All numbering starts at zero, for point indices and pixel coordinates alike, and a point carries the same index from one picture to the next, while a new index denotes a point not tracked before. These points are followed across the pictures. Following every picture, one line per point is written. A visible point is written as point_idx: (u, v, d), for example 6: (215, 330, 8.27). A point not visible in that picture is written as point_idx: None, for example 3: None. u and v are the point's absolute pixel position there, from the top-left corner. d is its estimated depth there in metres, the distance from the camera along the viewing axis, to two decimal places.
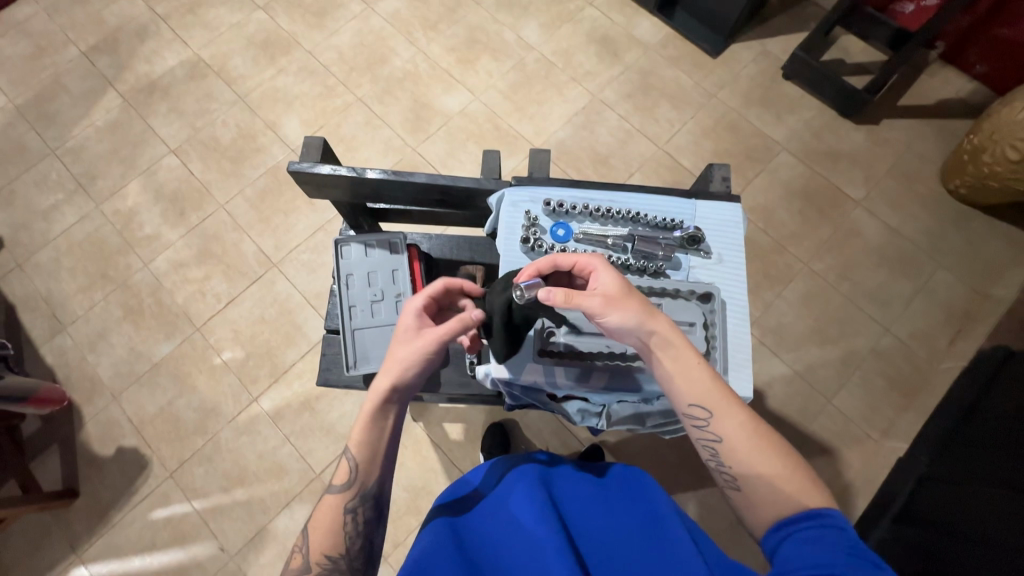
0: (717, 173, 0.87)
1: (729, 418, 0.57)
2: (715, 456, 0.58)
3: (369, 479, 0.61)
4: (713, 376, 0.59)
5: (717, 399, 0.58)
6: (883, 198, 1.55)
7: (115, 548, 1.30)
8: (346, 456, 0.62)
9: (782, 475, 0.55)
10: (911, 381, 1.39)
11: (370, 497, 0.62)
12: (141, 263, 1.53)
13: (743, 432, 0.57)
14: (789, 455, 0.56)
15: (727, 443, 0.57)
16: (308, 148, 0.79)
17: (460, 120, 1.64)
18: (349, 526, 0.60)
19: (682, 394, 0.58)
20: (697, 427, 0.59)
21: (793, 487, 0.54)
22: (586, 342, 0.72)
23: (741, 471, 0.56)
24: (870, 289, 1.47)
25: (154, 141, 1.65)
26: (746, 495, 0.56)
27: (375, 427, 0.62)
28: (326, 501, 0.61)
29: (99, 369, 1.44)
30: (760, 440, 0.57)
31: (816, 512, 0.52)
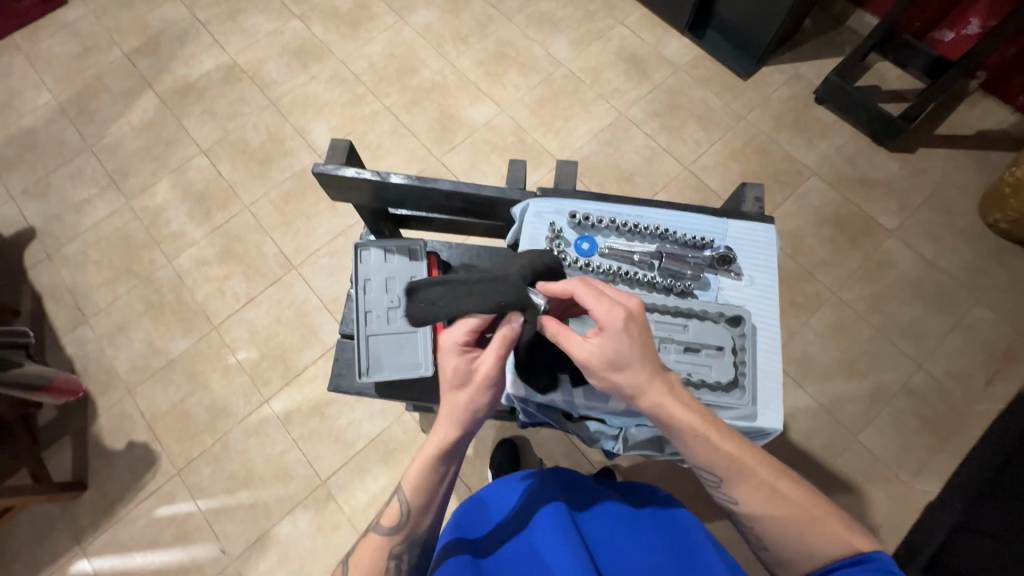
0: (751, 194, 0.84)
1: (742, 485, 0.59)
2: (734, 513, 0.61)
3: (419, 527, 0.64)
4: (725, 441, 0.59)
5: (734, 465, 0.58)
6: (918, 228, 1.50)
7: (118, 544, 1.30)
8: (397, 500, 0.65)
9: (813, 526, 0.57)
10: (945, 421, 1.32)
11: (416, 543, 0.65)
12: (165, 259, 1.56)
13: (758, 496, 0.58)
14: (819, 506, 0.58)
15: (744, 506, 0.59)
16: (334, 151, 0.79)
17: (485, 132, 1.64)
18: (392, 569, 0.64)
19: (687, 458, 0.60)
20: (713, 488, 0.61)
21: (827, 541, 0.56)
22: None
23: (765, 528, 0.58)
24: (902, 322, 1.41)
25: (186, 142, 1.68)
26: (774, 554, 0.59)
27: (433, 472, 0.64)
28: (373, 539, 0.65)
29: (117, 362, 1.45)
30: (783, 500, 0.58)
31: (859, 557, 0.54)
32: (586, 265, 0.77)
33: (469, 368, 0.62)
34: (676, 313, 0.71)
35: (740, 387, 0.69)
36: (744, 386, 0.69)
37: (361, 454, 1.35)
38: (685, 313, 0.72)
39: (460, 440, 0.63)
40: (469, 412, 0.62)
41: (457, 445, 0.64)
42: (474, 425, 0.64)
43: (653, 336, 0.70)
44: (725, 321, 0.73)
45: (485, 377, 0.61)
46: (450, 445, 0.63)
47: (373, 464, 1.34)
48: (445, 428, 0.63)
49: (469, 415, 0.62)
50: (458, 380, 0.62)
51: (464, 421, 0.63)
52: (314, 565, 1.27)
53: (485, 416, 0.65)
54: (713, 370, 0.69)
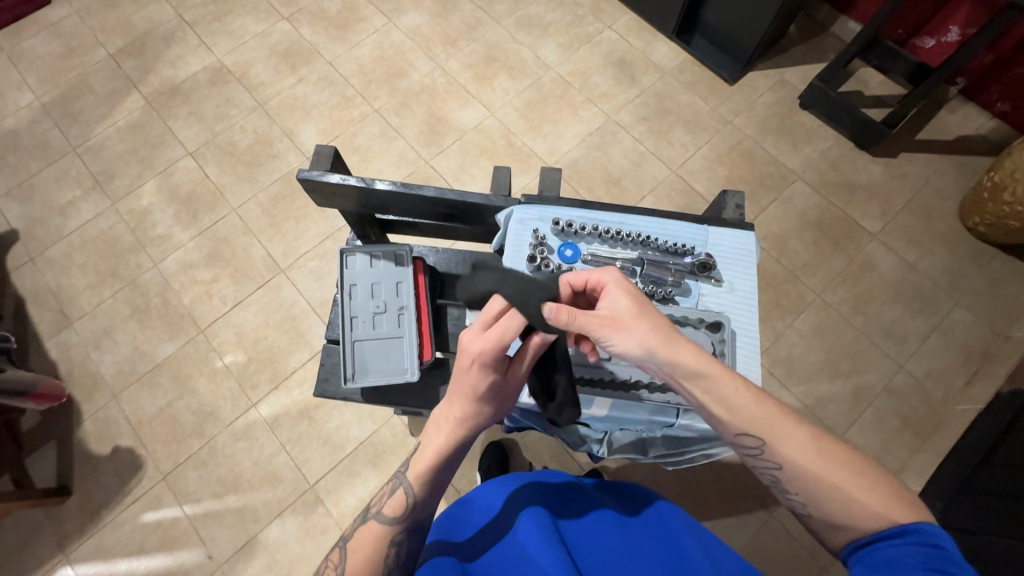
0: (730, 201, 0.86)
1: (785, 439, 0.56)
2: (777, 480, 0.58)
3: (421, 515, 0.64)
4: (757, 399, 0.57)
5: (774, 425, 0.56)
6: (900, 232, 1.53)
7: (103, 550, 1.28)
8: (403, 490, 0.63)
9: (858, 494, 0.54)
10: (925, 422, 1.34)
11: (417, 531, 0.64)
12: (151, 262, 1.54)
13: (802, 454, 0.56)
14: (862, 477, 0.55)
15: (790, 467, 0.56)
16: (319, 157, 0.79)
17: (474, 135, 1.65)
18: (391, 557, 0.63)
19: (730, 422, 0.57)
20: (754, 455, 0.58)
21: (869, 508, 0.53)
22: (589, 365, 0.72)
23: (810, 490, 0.56)
24: (884, 324, 1.44)
25: (172, 143, 1.67)
26: (820, 519, 0.56)
27: (443, 469, 0.63)
28: (374, 527, 0.63)
29: (102, 367, 1.44)
30: (827, 458, 0.55)
31: (902, 529, 0.52)
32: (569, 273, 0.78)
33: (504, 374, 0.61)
34: None
35: None
36: None
37: (349, 459, 1.35)
38: None
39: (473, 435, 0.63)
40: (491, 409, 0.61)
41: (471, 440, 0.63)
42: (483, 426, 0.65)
43: None
44: (705, 327, 0.74)
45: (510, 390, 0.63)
46: (465, 437, 0.62)
47: (362, 468, 1.34)
48: (466, 428, 0.62)
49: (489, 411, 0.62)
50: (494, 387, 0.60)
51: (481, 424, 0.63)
52: (302, 569, 1.26)
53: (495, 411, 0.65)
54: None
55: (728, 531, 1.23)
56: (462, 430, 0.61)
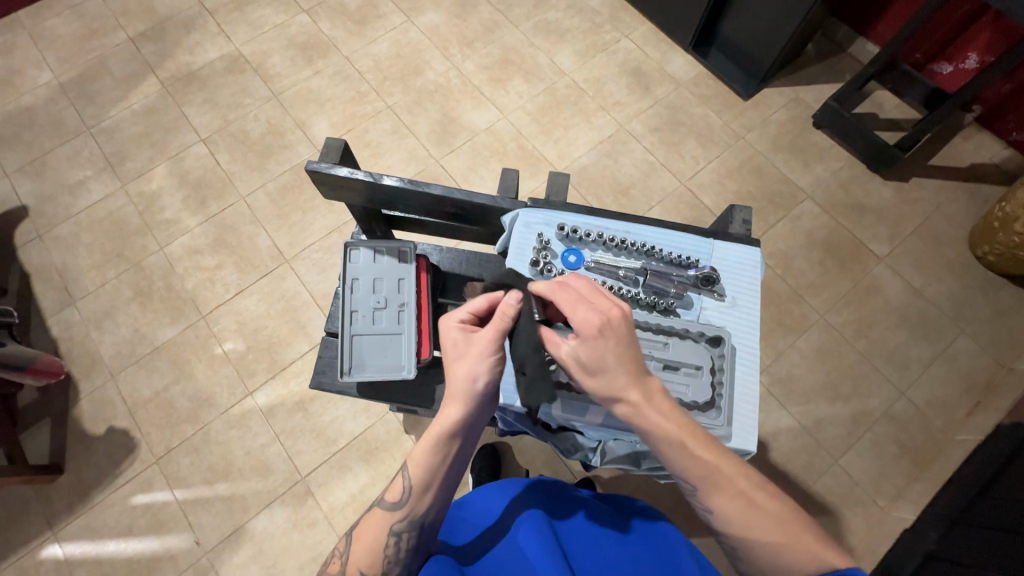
0: (737, 215, 0.85)
1: (717, 492, 0.57)
2: (711, 524, 0.60)
3: (420, 506, 0.62)
4: (695, 451, 0.57)
5: (711, 474, 0.57)
6: (907, 256, 1.52)
7: (92, 530, 1.29)
8: (401, 477, 0.63)
9: (787, 544, 0.55)
10: (924, 450, 1.33)
11: (416, 524, 0.62)
12: (157, 246, 1.55)
13: (733, 505, 0.57)
14: (793, 529, 0.56)
15: (720, 515, 0.58)
16: (328, 150, 0.78)
17: (486, 137, 1.65)
18: (390, 548, 0.62)
19: (664, 464, 0.59)
20: (691, 497, 0.60)
21: (796, 558, 0.54)
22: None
23: (738, 538, 0.57)
24: (887, 348, 1.43)
25: (185, 129, 1.68)
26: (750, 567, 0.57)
27: (437, 453, 0.61)
28: (377, 514, 0.63)
29: (102, 347, 1.44)
30: (759, 510, 0.57)
31: None
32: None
33: (466, 339, 0.62)
34: (658, 330, 0.72)
35: (717, 408, 0.70)
36: (720, 406, 0.70)
37: (341, 453, 1.34)
38: (667, 331, 0.72)
39: (464, 417, 0.61)
40: (470, 381, 0.60)
41: (463, 424, 0.61)
42: (481, 395, 0.61)
43: None
44: (705, 341, 0.73)
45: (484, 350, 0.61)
46: (454, 420, 0.60)
47: (354, 463, 1.34)
48: (450, 401, 0.61)
49: (471, 384, 0.61)
50: (456, 352, 0.62)
51: (468, 396, 0.61)
52: (288, 562, 1.26)
53: (490, 395, 0.62)
54: (689, 390, 0.70)
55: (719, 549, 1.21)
56: (451, 403, 0.61)
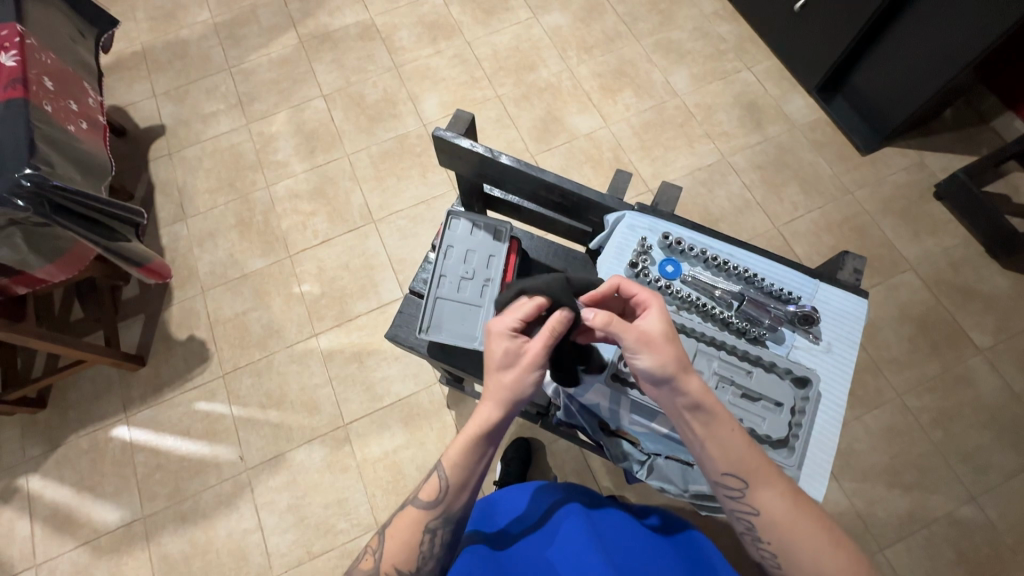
0: (849, 263, 0.80)
1: (766, 490, 0.58)
2: (752, 529, 0.59)
3: (455, 505, 0.63)
4: (747, 444, 0.59)
5: (760, 471, 0.58)
6: (1011, 354, 1.39)
7: (157, 422, 1.42)
8: (436, 475, 0.64)
9: (826, 548, 0.56)
10: (985, 564, 1.22)
11: (451, 520, 0.63)
12: (265, 183, 1.68)
13: (779, 503, 0.58)
14: (840, 543, 0.56)
15: (767, 516, 0.57)
16: (456, 120, 0.82)
17: (584, 142, 1.67)
18: (425, 544, 0.63)
19: (715, 462, 0.59)
20: (734, 500, 0.59)
21: (837, 567, 0.55)
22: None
23: (780, 540, 0.57)
24: (967, 447, 1.31)
25: (311, 83, 1.81)
26: (787, 572, 0.58)
27: (476, 452, 0.62)
28: (411, 512, 0.64)
29: (199, 263, 1.59)
30: (804, 515, 0.58)
31: None
32: (666, 287, 0.79)
33: (517, 349, 0.62)
34: (743, 357, 0.71)
35: (789, 448, 0.69)
36: (792, 447, 0.68)
37: (385, 410, 1.40)
38: (752, 359, 0.71)
39: (503, 421, 0.62)
40: (517, 392, 0.61)
41: (501, 426, 0.62)
42: (523, 405, 0.62)
43: (714, 372, 0.70)
44: (791, 379, 0.72)
45: (536, 364, 0.61)
46: (493, 424, 0.61)
47: (394, 423, 1.39)
48: (489, 404, 0.61)
49: (517, 394, 0.61)
50: (505, 361, 0.61)
51: (510, 402, 0.61)
52: (316, 498, 1.33)
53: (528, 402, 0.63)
54: (765, 424, 0.69)
55: None
56: (491, 408, 0.61)
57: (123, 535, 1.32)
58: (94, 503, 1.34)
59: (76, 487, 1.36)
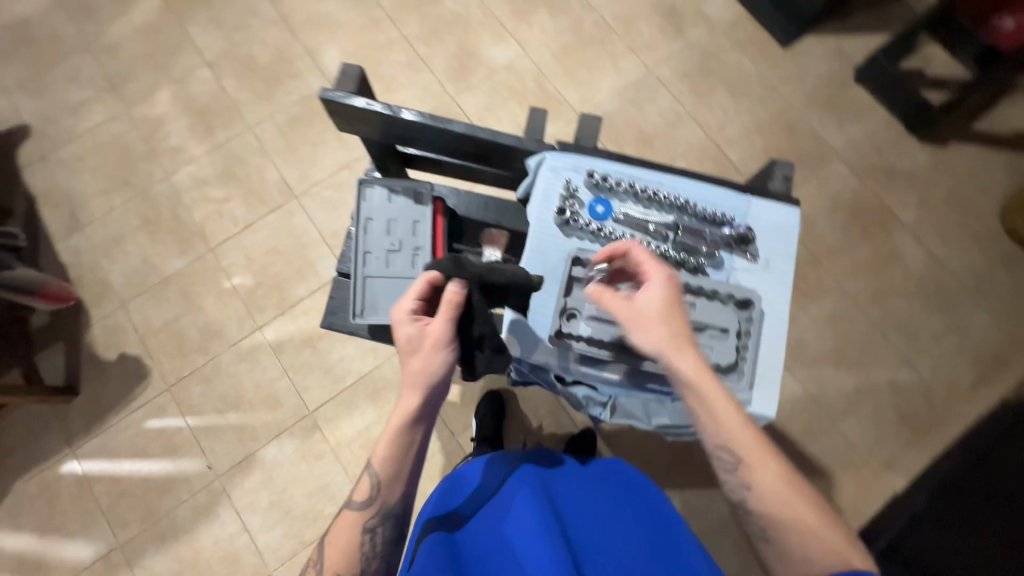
0: (778, 172, 0.83)
1: (757, 465, 0.58)
2: (741, 500, 0.59)
3: (388, 500, 0.62)
4: (743, 420, 0.59)
5: (754, 447, 0.58)
6: (934, 225, 1.47)
7: (109, 450, 1.34)
8: (366, 475, 0.62)
9: (819, 530, 0.55)
10: (923, 418, 1.35)
11: (389, 516, 0.63)
12: (164, 174, 1.51)
13: (772, 481, 0.58)
14: (830, 523, 0.56)
15: (757, 491, 0.58)
16: (344, 77, 0.73)
17: (505, 75, 1.56)
18: (366, 545, 0.62)
19: (706, 434, 0.59)
20: (726, 470, 0.60)
21: (825, 547, 0.54)
22: (608, 329, 0.72)
23: (768, 518, 0.57)
24: (901, 318, 1.41)
25: (190, 51, 1.59)
26: (774, 548, 0.57)
27: (400, 443, 0.61)
28: (348, 516, 0.63)
29: (111, 275, 1.44)
30: (795, 494, 0.57)
31: (856, 575, 0.51)
32: (598, 230, 0.76)
33: (421, 334, 0.62)
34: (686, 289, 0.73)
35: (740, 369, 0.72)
36: (743, 369, 0.71)
37: (349, 391, 1.37)
38: (695, 290, 0.73)
39: (422, 407, 0.60)
40: (425, 374, 0.60)
41: (422, 413, 0.61)
42: (438, 386, 0.62)
43: None
44: (734, 303, 0.74)
45: (440, 340, 0.61)
46: (412, 412, 0.60)
47: (361, 401, 1.36)
48: (405, 392, 0.61)
49: (426, 375, 0.61)
50: (410, 348, 0.61)
51: (425, 385, 0.61)
52: (297, 489, 1.31)
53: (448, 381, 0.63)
54: (713, 352, 0.71)
55: (709, 503, 1.27)
56: (408, 393, 0.60)
57: (103, 567, 1.27)
58: (63, 543, 1.28)
59: (38, 532, 1.29)
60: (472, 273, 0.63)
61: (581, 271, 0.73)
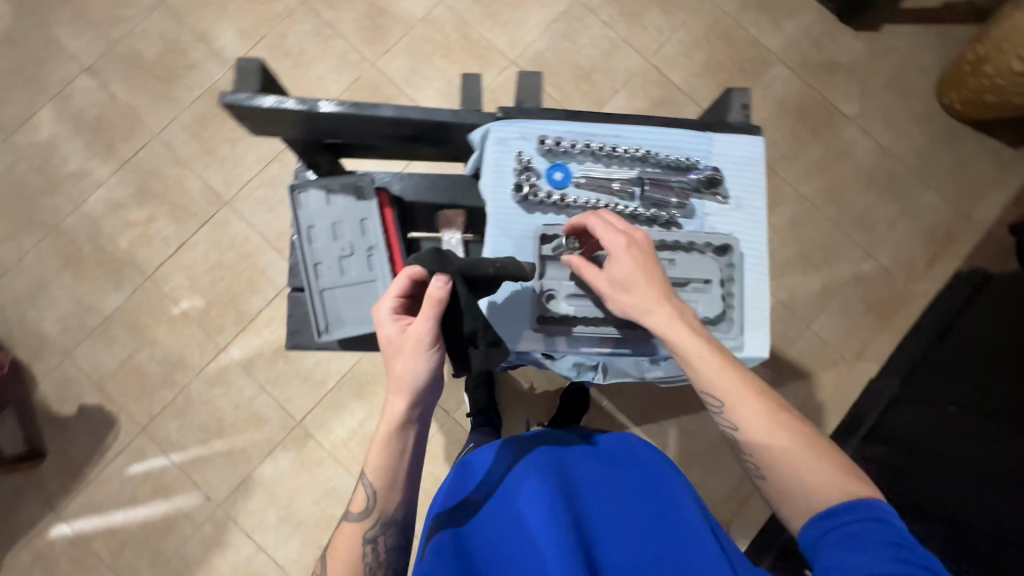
0: (735, 100, 0.81)
1: (741, 406, 0.62)
2: (736, 441, 0.64)
3: (388, 507, 0.61)
4: (722, 366, 0.63)
5: (735, 389, 0.62)
6: (877, 114, 1.48)
7: (96, 504, 1.27)
8: (362, 485, 0.62)
9: (806, 465, 0.59)
10: (888, 304, 1.41)
11: (390, 524, 0.62)
12: (71, 204, 1.36)
13: (758, 420, 0.62)
14: (821, 455, 0.60)
15: (744, 430, 0.62)
16: (244, 74, 0.64)
17: (424, 29, 1.44)
18: (369, 556, 0.61)
19: (690, 379, 0.65)
20: (716, 413, 0.65)
21: (812, 476, 0.59)
22: (589, 305, 0.74)
23: (759, 455, 0.62)
24: (856, 212, 1.44)
25: (63, 58, 1.40)
26: (771, 483, 0.62)
27: (393, 449, 0.61)
28: (346, 527, 0.62)
29: (45, 325, 1.32)
30: (780, 431, 0.61)
31: (857, 501, 0.56)
32: (561, 200, 0.75)
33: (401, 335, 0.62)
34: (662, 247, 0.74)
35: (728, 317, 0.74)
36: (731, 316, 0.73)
37: (333, 392, 1.33)
38: (671, 246, 0.74)
39: (411, 411, 0.61)
40: (410, 379, 0.60)
41: (413, 416, 0.62)
42: (425, 389, 0.62)
43: None
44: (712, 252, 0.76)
45: (422, 342, 0.60)
46: (402, 415, 0.61)
47: (348, 400, 1.33)
48: (394, 395, 0.61)
49: (412, 380, 0.60)
50: (394, 350, 0.62)
51: (411, 389, 0.61)
52: (304, 499, 1.29)
53: (438, 383, 0.63)
54: (699, 305, 0.74)
55: (704, 423, 1.33)
56: (397, 397, 0.61)
57: None
58: None
59: None
60: (455, 267, 0.59)
61: (550, 249, 0.73)
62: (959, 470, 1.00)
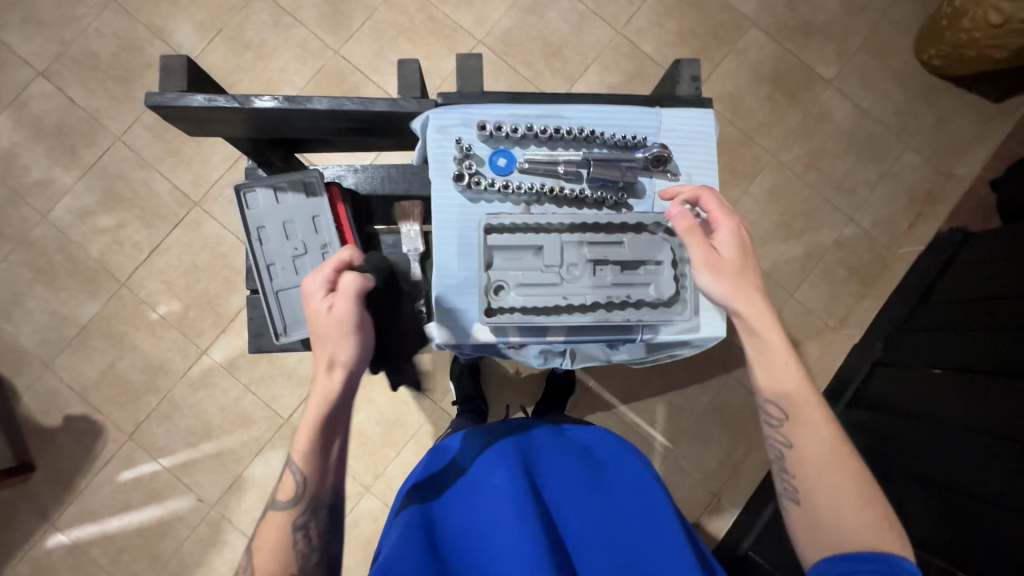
0: (685, 72, 0.81)
1: (807, 425, 0.62)
2: (782, 459, 0.64)
3: (320, 491, 0.59)
4: (802, 381, 0.63)
5: (805, 406, 0.63)
6: (855, 75, 1.45)
7: (90, 513, 1.28)
8: (290, 471, 0.59)
9: (852, 500, 0.59)
10: (870, 268, 1.41)
11: (322, 509, 0.59)
12: (38, 214, 1.33)
13: (818, 445, 0.61)
14: (872, 502, 0.59)
15: (799, 448, 0.62)
16: (169, 73, 0.65)
17: (386, 12, 1.39)
18: (300, 542, 0.58)
19: (759, 381, 0.65)
20: (773, 424, 0.65)
21: (856, 517, 0.58)
22: (539, 294, 0.71)
23: (802, 478, 0.62)
24: (836, 177, 1.42)
25: (15, 63, 1.35)
26: (805, 512, 0.61)
27: (324, 430, 0.59)
28: (273, 517, 0.58)
29: (23, 338, 1.31)
30: (840, 462, 0.61)
31: (883, 559, 0.55)
32: (505, 186, 0.77)
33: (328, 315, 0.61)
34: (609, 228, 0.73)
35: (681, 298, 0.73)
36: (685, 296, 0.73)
37: None
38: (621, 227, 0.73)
39: (341, 390, 0.60)
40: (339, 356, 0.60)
41: (343, 396, 0.61)
42: (355, 368, 0.61)
43: (588, 258, 0.71)
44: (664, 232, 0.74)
45: (348, 320, 0.61)
46: (330, 395, 0.59)
47: None
48: (323, 374, 0.60)
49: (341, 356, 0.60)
50: (321, 330, 0.61)
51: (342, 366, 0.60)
52: None
53: (366, 358, 0.63)
54: (653, 288, 0.72)
55: (690, 397, 1.33)
56: (326, 375, 0.60)
57: None
58: None
59: None
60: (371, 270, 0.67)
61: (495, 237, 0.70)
62: (945, 429, 1.00)
